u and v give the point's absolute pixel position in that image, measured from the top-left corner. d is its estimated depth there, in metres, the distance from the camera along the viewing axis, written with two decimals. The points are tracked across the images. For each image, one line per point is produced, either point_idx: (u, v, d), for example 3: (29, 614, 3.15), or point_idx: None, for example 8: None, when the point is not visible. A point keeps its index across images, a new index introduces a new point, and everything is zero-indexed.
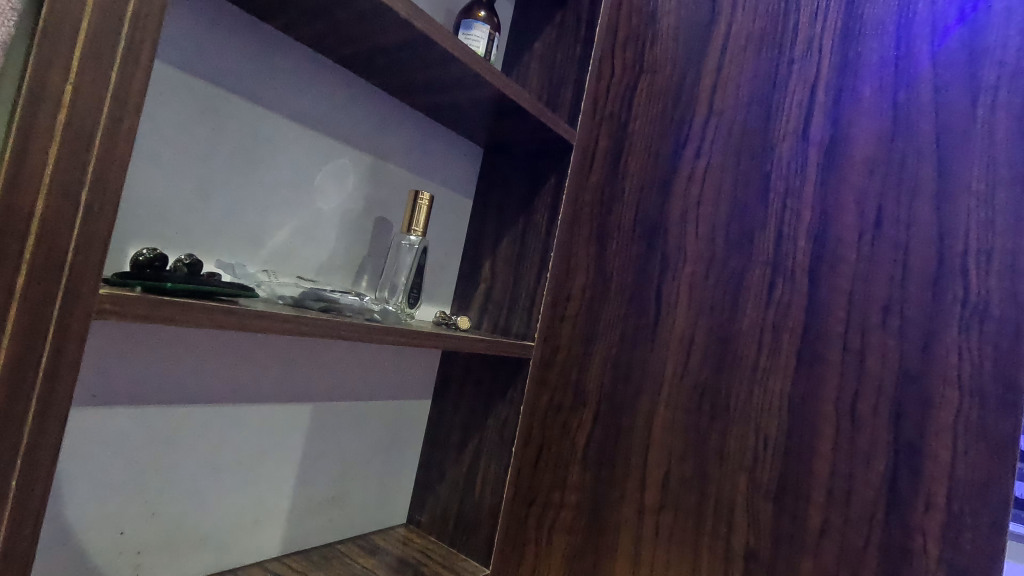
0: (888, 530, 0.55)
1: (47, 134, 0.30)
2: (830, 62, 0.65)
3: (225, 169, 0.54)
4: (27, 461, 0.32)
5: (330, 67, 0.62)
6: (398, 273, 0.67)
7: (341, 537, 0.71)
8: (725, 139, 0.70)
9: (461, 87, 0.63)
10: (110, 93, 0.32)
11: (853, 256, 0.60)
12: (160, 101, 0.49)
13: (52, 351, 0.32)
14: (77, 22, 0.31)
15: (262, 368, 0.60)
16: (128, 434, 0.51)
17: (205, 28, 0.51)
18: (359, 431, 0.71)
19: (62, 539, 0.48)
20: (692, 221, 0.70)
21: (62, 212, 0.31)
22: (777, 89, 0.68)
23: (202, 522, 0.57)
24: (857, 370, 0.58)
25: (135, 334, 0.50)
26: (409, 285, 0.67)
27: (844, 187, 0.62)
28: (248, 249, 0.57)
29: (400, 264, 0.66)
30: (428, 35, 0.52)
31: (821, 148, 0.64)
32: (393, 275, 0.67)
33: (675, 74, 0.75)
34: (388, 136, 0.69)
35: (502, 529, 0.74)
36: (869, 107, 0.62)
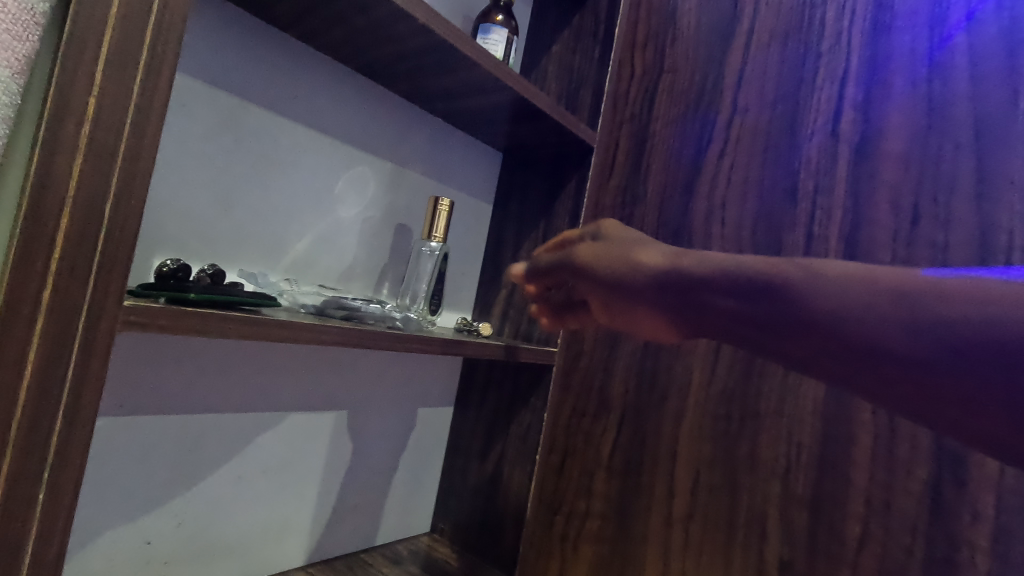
0: (932, 542, 0.53)
1: (71, 148, 0.30)
2: (860, 57, 0.63)
3: (248, 179, 0.54)
4: (54, 474, 0.31)
5: (350, 75, 0.62)
6: (419, 279, 0.66)
7: (365, 546, 0.71)
8: (750, 138, 0.69)
9: (480, 91, 0.62)
10: (133, 107, 0.32)
11: (888, 256, 0.58)
12: (182, 111, 0.49)
13: (78, 364, 0.32)
14: (99, 36, 0.31)
15: (285, 377, 0.60)
16: (154, 444, 0.51)
17: (228, 39, 0.52)
18: (382, 439, 0.71)
19: (90, 548, 0.48)
20: (717, 223, 0.69)
21: (87, 225, 0.31)
22: (804, 86, 0.66)
23: (227, 531, 0.57)
24: None
25: (159, 345, 0.50)
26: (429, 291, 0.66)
27: (877, 184, 0.60)
28: (272, 258, 0.57)
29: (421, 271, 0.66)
30: (446, 40, 0.51)
31: (851, 145, 0.62)
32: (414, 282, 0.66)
33: (697, 74, 0.74)
34: (408, 143, 0.69)
35: (527, 536, 0.75)
36: (902, 102, 0.59)
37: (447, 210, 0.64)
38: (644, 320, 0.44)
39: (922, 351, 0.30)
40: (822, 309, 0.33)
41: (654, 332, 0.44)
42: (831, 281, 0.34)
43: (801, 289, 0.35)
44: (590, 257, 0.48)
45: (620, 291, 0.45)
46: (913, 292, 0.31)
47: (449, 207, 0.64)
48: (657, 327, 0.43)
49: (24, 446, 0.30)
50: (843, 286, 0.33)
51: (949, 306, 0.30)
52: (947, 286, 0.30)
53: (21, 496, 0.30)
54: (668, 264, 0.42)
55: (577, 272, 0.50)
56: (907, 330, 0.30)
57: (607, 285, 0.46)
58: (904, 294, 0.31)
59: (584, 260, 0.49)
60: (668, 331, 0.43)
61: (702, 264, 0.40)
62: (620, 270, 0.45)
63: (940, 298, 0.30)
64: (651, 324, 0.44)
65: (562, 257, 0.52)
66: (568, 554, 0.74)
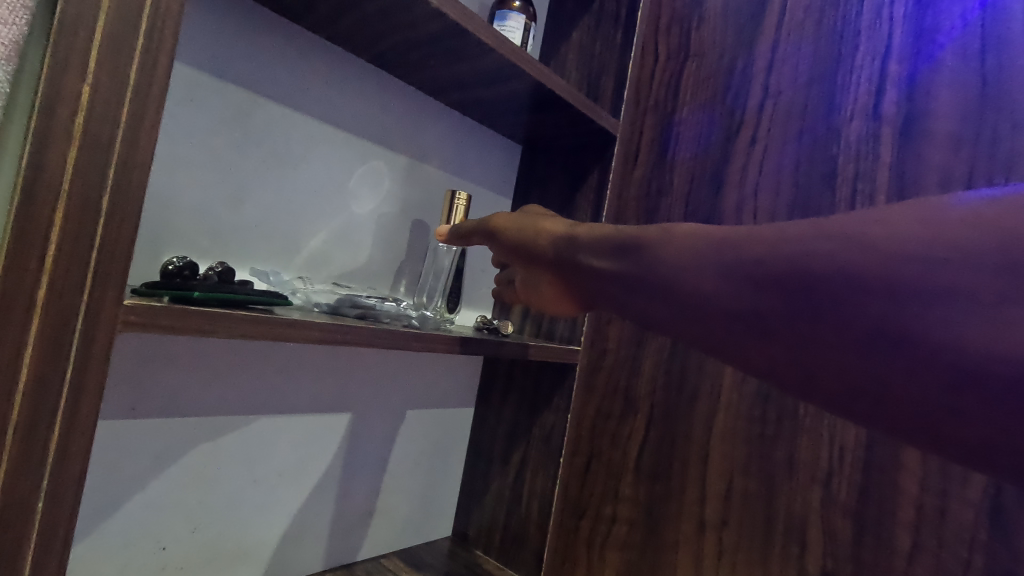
0: (992, 554, 0.48)
1: (65, 138, 0.29)
2: (903, 30, 0.58)
3: (258, 175, 0.53)
4: (53, 482, 0.30)
5: (363, 66, 0.60)
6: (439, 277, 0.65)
7: (385, 551, 0.69)
8: (784, 122, 0.65)
9: (497, 79, 0.60)
10: (130, 94, 0.31)
11: None
12: (190, 105, 0.48)
13: (77, 367, 0.30)
14: (93, 20, 0.29)
15: (301, 377, 0.59)
16: (167, 447, 0.50)
17: (236, 30, 0.50)
18: (402, 440, 0.69)
19: (104, 553, 0.47)
20: (748, 212, 0.66)
21: (83, 219, 0.30)
22: (842, 65, 0.62)
23: (244, 535, 0.56)
24: None
25: (171, 346, 0.49)
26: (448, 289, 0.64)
27: (925, 167, 0.55)
28: (285, 256, 0.56)
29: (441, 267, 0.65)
30: (460, 24, 0.49)
31: (895, 126, 0.58)
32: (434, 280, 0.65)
33: (724, 57, 0.71)
34: (423, 135, 0.67)
35: (553, 543, 0.72)
36: (952, 77, 0.55)
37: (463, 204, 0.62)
38: (543, 287, 0.46)
39: (778, 304, 0.28)
40: (688, 270, 0.32)
41: (548, 300, 0.46)
42: (690, 237, 0.34)
43: (659, 248, 0.35)
44: (507, 228, 0.49)
45: (525, 264, 0.47)
46: (787, 247, 0.29)
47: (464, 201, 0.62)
48: (550, 292, 0.45)
49: (20, 452, 0.29)
50: (702, 242, 0.33)
51: (816, 261, 0.28)
52: (847, 241, 0.27)
53: (18, 504, 0.29)
54: (565, 234, 0.43)
55: (490, 236, 0.51)
56: (766, 287, 0.29)
57: (518, 258, 0.48)
58: (774, 247, 0.29)
59: (496, 231, 0.50)
60: (558, 297, 0.45)
61: (591, 232, 0.41)
62: (531, 237, 0.46)
63: (808, 253, 0.28)
64: (547, 290, 0.46)
65: (481, 227, 0.52)
66: (594, 561, 0.71)
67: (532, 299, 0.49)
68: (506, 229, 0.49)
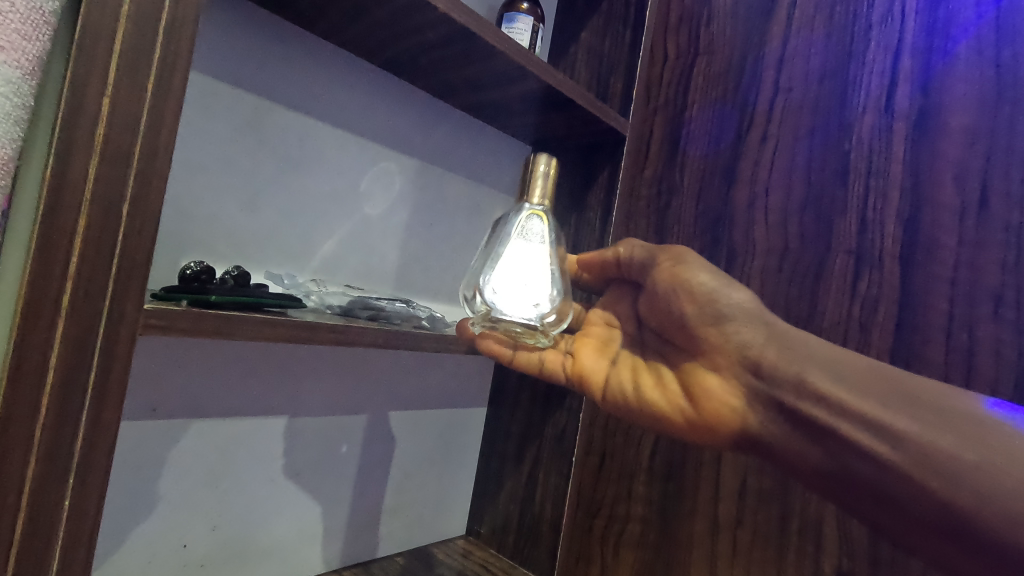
0: None
1: (87, 148, 0.30)
2: (917, 24, 0.58)
3: (272, 180, 0.54)
4: (79, 481, 0.31)
5: (373, 71, 0.61)
6: (490, 267, 0.49)
7: (400, 549, 0.70)
8: (795, 118, 0.64)
9: (506, 81, 0.60)
10: (148, 105, 0.32)
11: (954, 242, 0.53)
12: (206, 113, 0.49)
13: (100, 369, 0.31)
14: (112, 36, 0.30)
15: (316, 379, 0.60)
16: (187, 447, 0.51)
17: (249, 39, 0.51)
18: (416, 439, 0.70)
19: (128, 551, 0.49)
20: (761, 211, 0.65)
21: (105, 227, 0.31)
22: (854, 61, 0.61)
23: (262, 534, 0.57)
24: (965, 373, 0.51)
25: (189, 348, 0.50)
26: (512, 283, 0.49)
27: (939, 162, 0.55)
28: (299, 259, 0.57)
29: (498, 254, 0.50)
30: (468, 28, 0.50)
31: (908, 121, 0.57)
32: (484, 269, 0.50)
33: (734, 54, 0.70)
34: (434, 138, 0.68)
35: (567, 541, 0.73)
36: (967, 71, 0.54)
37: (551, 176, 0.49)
38: (711, 386, 0.46)
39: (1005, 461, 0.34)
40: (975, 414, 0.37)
41: (671, 398, 0.48)
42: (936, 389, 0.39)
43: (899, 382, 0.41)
44: (700, 286, 0.47)
45: (707, 338, 0.47)
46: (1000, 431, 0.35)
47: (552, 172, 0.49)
48: (714, 391, 0.46)
49: (47, 452, 0.30)
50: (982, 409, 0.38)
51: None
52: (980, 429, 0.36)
53: (45, 502, 0.30)
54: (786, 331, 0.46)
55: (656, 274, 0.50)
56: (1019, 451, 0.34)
57: (692, 331, 0.48)
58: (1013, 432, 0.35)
59: (685, 280, 0.47)
60: (738, 403, 0.45)
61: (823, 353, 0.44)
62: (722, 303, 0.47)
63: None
64: (702, 385, 0.46)
65: (668, 264, 0.49)
66: (608, 561, 0.71)
67: (633, 384, 0.50)
68: (704, 296, 0.46)
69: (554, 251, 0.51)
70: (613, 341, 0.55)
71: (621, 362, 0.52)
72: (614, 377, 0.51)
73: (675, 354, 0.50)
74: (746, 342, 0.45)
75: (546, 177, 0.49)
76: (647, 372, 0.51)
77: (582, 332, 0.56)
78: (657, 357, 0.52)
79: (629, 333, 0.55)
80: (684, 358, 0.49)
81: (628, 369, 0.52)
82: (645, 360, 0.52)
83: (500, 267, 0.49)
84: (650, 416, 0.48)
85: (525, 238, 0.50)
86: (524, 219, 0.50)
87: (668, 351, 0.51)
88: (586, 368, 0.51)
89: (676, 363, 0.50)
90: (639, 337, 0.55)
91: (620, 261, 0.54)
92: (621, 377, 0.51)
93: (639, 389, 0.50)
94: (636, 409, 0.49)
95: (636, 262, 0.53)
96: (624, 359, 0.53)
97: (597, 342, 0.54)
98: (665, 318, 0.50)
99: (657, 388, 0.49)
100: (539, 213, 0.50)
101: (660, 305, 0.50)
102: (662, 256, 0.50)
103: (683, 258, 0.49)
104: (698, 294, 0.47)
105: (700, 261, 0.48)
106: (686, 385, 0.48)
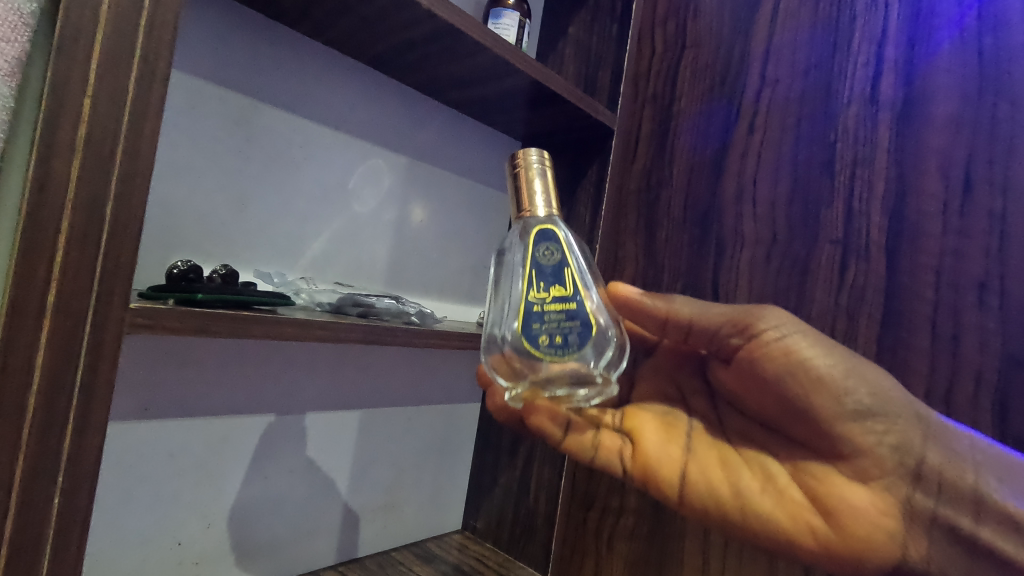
0: None
1: (68, 150, 0.30)
2: (901, 14, 0.58)
3: (261, 179, 0.54)
4: (69, 480, 0.31)
5: (360, 69, 0.61)
6: (512, 319, 0.40)
7: (396, 544, 0.70)
8: (782, 111, 0.65)
9: (493, 77, 0.60)
10: (129, 105, 0.32)
11: (939, 230, 0.53)
12: (192, 113, 0.49)
13: (87, 369, 0.31)
14: (92, 37, 0.31)
15: (308, 376, 0.60)
16: (180, 446, 0.52)
17: (234, 38, 0.52)
18: (410, 434, 0.70)
19: (123, 549, 0.49)
20: (749, 203, 0.66)
21: (88, 228, 0.31)
22: (839, 52, 0.62)
23: (257, 531, 0.58)
24: (951, 359, 0.51)
25: (180, 348, 0.51)
26: (545, 336, 0.40)
27: (924, 151, 0.55)
28: (289, 258, 0.57)
29: (514, 298, 0.41)
30: (452, 24, 0.50)
31: (892, 111, 0.57)
32: (505, 326, 0.41)
33: (721, 46, 0.71)
34: (421, 135, 0.68)
35: (561, 534, 0.73)
36: (950, 58, 0.55)
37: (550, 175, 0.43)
38: (852, 498, 0.40)
39: None
40: None
41: (791, 510, 0.42)
42: None
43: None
44: (830, 372, 0.40)
45: (849, 441, 0.41)
46: None
47: (550, 167, 0.43)
48: (854, 504, 0.40)
49: (36, 450, 0.30)
50: None
51: None
52: None
53: (36, 499, 0.30)
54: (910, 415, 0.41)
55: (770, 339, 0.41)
56: None
57: (826, 429, 0.41)
58: None
59: (816, 368, 0.40)
60: (891, 522, 0.40)
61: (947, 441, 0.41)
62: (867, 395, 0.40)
63: None
64: (840, 497, 0.41)
65: (776, 338, 0.41)
66: (602, 555, 0.69)
67: (729, 486, 0.44)
68: (841, 386, 0.40)
69: (578, 276, 0.42)
70: (677, 419, 0.49)
71: (704, 454, 0.46)
72: (697, 474, 0.45)
73: (780, 442, 0.46)
74: (899, 445, 0.40)
75: (545, 172, 0.43)
76: (745, 469, 0.45)
77: (636, 408, 0.50)
78: (751, 442, 0.47)
79: (701, 407, 0.50)
80: (801, 453, 0.44)
81: (716, 462, 0.46)
82: (734, 447, 0.47)
83: (525, 316, 0.40)
84: (758, 527, 0.43)
85: (540, 264, 0.41)
86: (529, 238, 0.42)
87: (770, 440, 0.46)
88: (653, 459, 0.46)
89: (783, 454, 0.45)
90: (715, 412, 0.50)
91: (670, 322, 0.43)
92: (712, 478, 0.45)
93: (737, 493, 0.44)
94: (739, 518, 0.44)
95: (700, 326, 0.43)
96: (702, 450, 0.47)
97: (660, 422, 0.48)
98: (776, 404, 0.44)
99: (764, 494, 0.43)
100: (546, 227, 0.42)
101: (771, 393, 0.43)
102: (753, 319, 0.42)
103: (790, 330, 0.41)
104: (834, 385, 0.40)
105: (813, 336, 0.41)
106: (809, 493, 0.42)
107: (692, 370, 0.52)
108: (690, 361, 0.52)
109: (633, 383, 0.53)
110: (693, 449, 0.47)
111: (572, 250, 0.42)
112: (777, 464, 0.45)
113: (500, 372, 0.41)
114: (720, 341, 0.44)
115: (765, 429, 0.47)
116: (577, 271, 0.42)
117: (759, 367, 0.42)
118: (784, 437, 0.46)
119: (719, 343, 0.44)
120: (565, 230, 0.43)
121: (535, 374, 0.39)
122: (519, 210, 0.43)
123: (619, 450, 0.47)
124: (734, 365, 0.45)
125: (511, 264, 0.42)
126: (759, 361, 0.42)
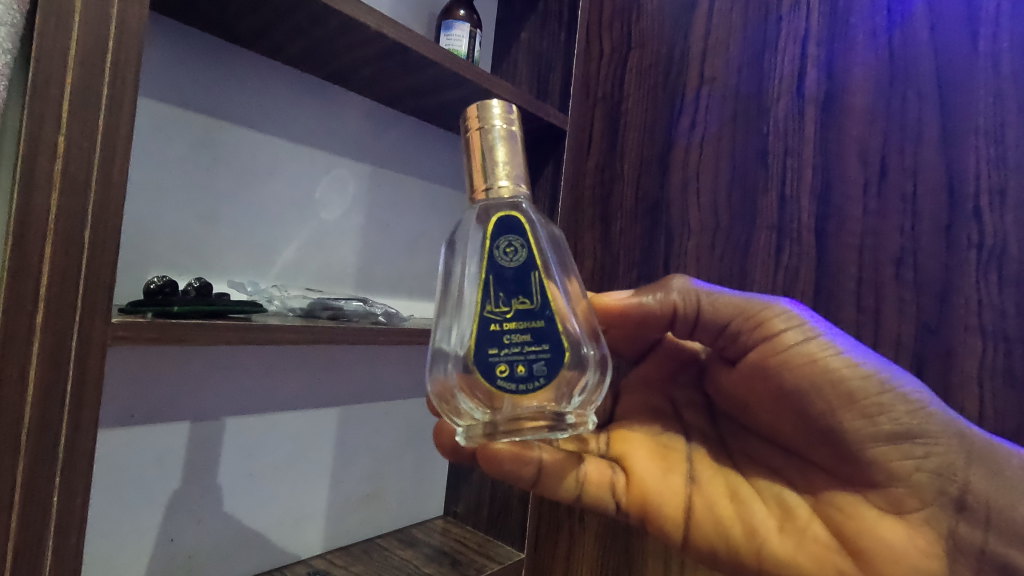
0: None
1: (47, 184, 0.33)
2: (820, 12, 0.63)
3: (228, 194, 0.57)
4: (65, 480, 0.35)
5: (319, 84, 0.64)
6: (464, 340, 0.38)
7: (379, 532, 0.75)
8: (720, 107, 0.69)
9: (447, 87, 0.64)
10: (100, 138, 0.35)
11: (860, 211, 0.58)
12: (159, 135, 0.52)
13: (76, 378, 0.35)
14: (61, 81, 0.34)
15: (285, 377, 0.63)
16: (169, 447, 0.55)
17: (194, 61, 0.54)
18: (386, 425, 0.74)
19: (120, 547, 0.53)
20: (693, 193, 0.70)
21: (69, 253, 0.34)
22: (768, 49, 0.66)
23: (244, 525, 0.61)
24: (873, 328, 0.56)
25: (160, 357, 0.54)
26: (504, 365, 0.37)
27: (846, 140, 0.60)
28: (260, 267, 0.60)
29: (471, 313, 0.38)
30: (401, 41, 0.53)
31: (816, 103, 0.62)
32: (456, 347, 0.39)
33: (663, 47, 0.75)
34: (382, 142, 0.71)
35: (536, 511, 0.76)
36: (863, 51, 0.59)
37: (516, 142, 0.39)
38: (888, 537, 0.39)
39: None
40: None
41: (815, 553, 0.41)
42: None
43: None
44: (863, 387, 0.40)
45: (884, 468, 0.40)
46: None
47: (515, 132, 0.39)
48: (893, 543, 0.39)
49: (34, 455, 0.34)
50: None
51: None
52: None
53: (37, 499, 0.34)
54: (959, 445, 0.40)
55: (806, 351, 0.41)
56: None
57: (855, 453, 0.41)
58: None
59: (844, 380, 0.40)
60: (936, 564, 0.38)
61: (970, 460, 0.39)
62: (904, 420, 0.39)
63: None
64: (876, 537, 0.39)
65: (797, 341, 0.41)
66: (576, 526, 0.74)
67: (739, 523, 0.44)
68: (873, 403, 0.40)
69: (548, 284, 0.39)
70: (672, 443, 0.48)
71: (708, 485, 0.46)
72: (701, 509, 0.44)
73: (795, 466, 0.45)
74: (941, 469, 0.39)
75: (510, 138, 0.39)
76: (757, 502, 0.44)
77: (624, 433, 0.49)
78: (763, 468, 0.46)
79: (698, 423, 0.50)
80: (821, 479, 0.44)
81: (724, 496, 0.45)
82: (743, 477, 0.46)
83: (480, 338, 0.38)
84: (773, 569, 0.42)
85: (500, 270, 0.39)
86: (489, 234, 0.39)
87: (788, 462, 0.46)
88: (653, 493, 0.45)
89: (800, 482, 0.45)
90: (714, 429, 0.50)
91: (674, 312, 0.44)
92: (721, 511, 0.44)
93: (750, 531, 0.43)
94: (752, 560, 0.43)
95: (706, 319, 0.43)
96: (709, 480, 0.46)
97: (652, 449, 0.47)
98: (793, 420, 0.44)
99: (781, 534, 0.43)
100: (508, 220, 0.40)
101: (795, 407, 0.43)
102: (768, 315, 0.42)
103: (813, 332, 0.41)
104: (864, 401, 0.40)
105: (839, 342, 0.41)
106: (836, 529, 0.41)
107: (686, 382, 0.53)
108: (686, 373, 0.53)
109: (619, 397, 0.53)
110: (696, 480, 0.46)
111: (542, 251, 0.40)
112: (792, 492, 0.44)
113: (452, 411, 0.39)
114: (731, 338, 0.44)
115: (781, 453, 0.46)
116: (548, 278, 0.40)
117: (790, 380, 0.42)
118: (801, 460, 0.45)
119: (729, 339, 0.44)
120: (532, 224, 0.40)
121: (495, 410, 0.37)
122: (477, 188, 0.39)
123: (610, 484, 0.44)
124: (746, 368, 0.45)
125: (468, 270, 0.40)
126: (778, 365, 0.42)
